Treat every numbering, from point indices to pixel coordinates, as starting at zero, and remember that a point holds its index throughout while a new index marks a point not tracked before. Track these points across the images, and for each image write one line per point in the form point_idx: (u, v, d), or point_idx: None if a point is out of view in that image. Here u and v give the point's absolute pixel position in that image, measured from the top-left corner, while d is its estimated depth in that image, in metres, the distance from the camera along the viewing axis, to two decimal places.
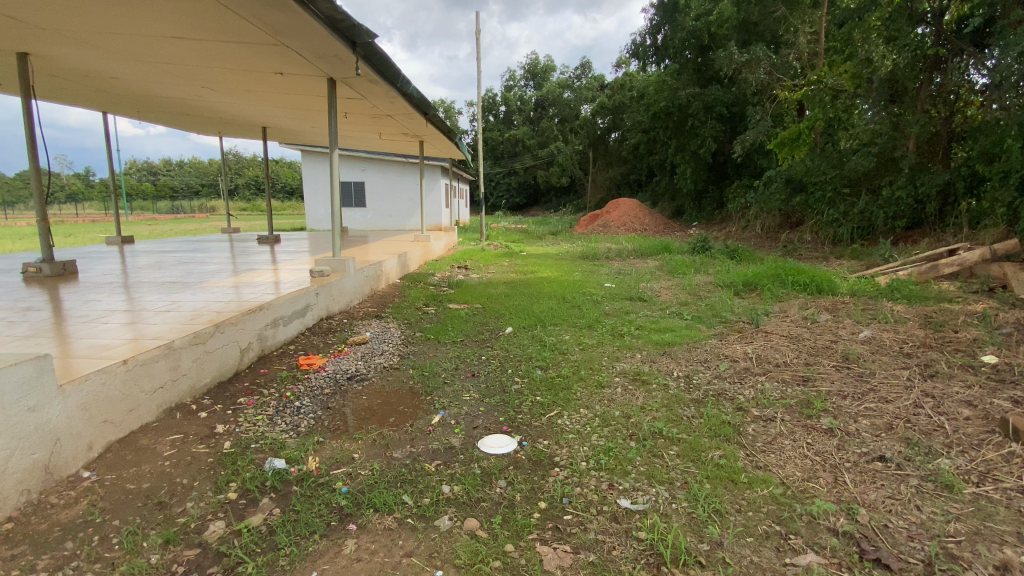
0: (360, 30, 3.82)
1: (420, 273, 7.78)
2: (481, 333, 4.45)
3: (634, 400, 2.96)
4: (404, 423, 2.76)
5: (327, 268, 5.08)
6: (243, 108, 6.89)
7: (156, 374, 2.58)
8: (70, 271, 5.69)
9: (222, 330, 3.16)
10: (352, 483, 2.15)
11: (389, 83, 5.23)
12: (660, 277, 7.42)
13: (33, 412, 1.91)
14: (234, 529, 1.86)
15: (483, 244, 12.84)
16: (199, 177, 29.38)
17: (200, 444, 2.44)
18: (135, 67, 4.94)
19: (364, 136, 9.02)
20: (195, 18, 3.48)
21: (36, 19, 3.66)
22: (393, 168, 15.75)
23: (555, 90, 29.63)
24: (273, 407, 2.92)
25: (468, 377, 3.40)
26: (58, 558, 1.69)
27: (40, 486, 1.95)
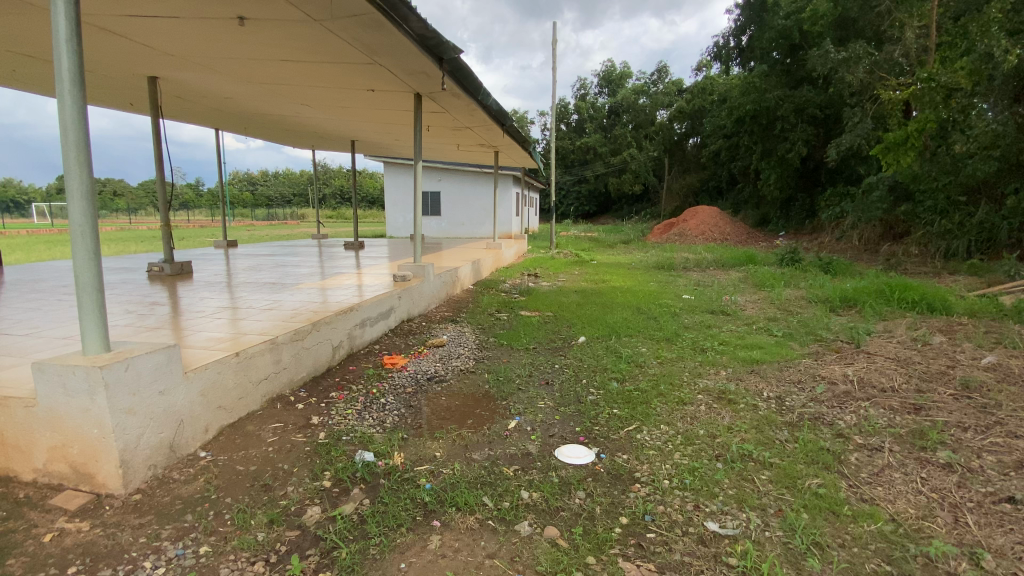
0: (447, 47, 3.97)
1: (492, 280, 7.93)
2: (554, 341, 4.44)
3: (720, 419, 2.82)
4: (481, 426, 2.81)
5: (409, 273, 5.31)
6: (335, 123, 7.39)
7: (262, 366, 2.83)
8: (187, 271, 6.37)
9: (318, 329, 3.40)
10: (435, 480, 2.23)
11: (471, 95, 5.39)
12: (744, 289, 7.03)
13: (163, 396, 2.16)
14: (330, 515, 1.99)
15: (554, 253, 12.82)
16: (291, 187, 31.92)
17: (298, 433, 2.63)
18: (246, 88, 5.47)
19: (443, 147, 9.37)
20: (301, 41, 3.80)
21: (169, 47, 4.17)
22: (468, 177, 16.22)
23: (630, 96, 29.20)
24: (361, 403, 3.09)
25: (542, 385, 3.41)
26: (180, 529, 1.88)
27: (164, 463, 2.19)
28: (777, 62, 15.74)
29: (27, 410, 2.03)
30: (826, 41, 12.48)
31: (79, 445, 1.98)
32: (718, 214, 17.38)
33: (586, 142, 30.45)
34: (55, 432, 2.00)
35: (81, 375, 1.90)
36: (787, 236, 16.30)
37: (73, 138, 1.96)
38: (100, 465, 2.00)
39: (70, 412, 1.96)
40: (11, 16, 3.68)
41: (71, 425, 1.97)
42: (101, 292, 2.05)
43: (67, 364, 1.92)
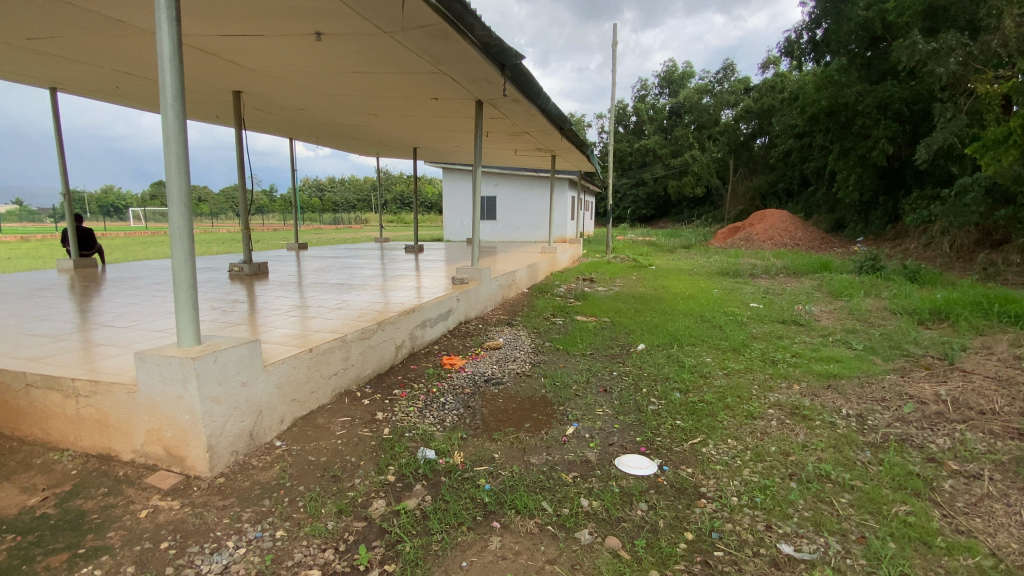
0: (510, 54, 4.01)
1: (547, 284, 7.91)
2: (612, 348, 4.37)
3: (794, 436, 2.66)
4: (539, 430, 2.81)
5: (467, 276, 5.40)
6: (399, 131, 7.67)
7: (332, 362, 2.97)
8: (264, 271, 6.82)
9: (383, 328, 3.54)
10: (494, 481, 2.25)
11: (531, 101, 5.42)
12: (818, 299, 6.60)
13: (245, 387, 2.32)
14: (394, 509, 2.06)
15: (611, 257, 12.61)
16: (356, 192, 33.39)
17: (364, 428, 2.75)
18: (319, 99, 5.79)
19: (501, 152, 9.47)
20: (371, 53, 3.98)
21: (253, 63, 4.48)
22: (525, 182, 16.33)
23: (693, 96, 28.32)
24: (422, 401, 3.18)
25: (600, 393, 3.35)
26: (258, 513, 2.01)
27: (245, 449, 2.35)
28: (856, 55, 14.76)
29: (130, 395, 2.25)
30: (913, 32, 11.54)
31: (172, 430, 2.17)
32: (787, 218, 16.46)
33: (646, 144, 29.77)
34: (151, 416, 2.20)
35: (176, 365, 2.07)
36: (866, 242, 15.19)
37: (175, 146, 2.16)
38: (189, 449, 2.17)
39: (166, 398, 2.14)
40: (120, 39, 4.10)
41: (166, 411, 2.15)
42: (195, 288, 2.24)
43: (165, 354, 2.10)
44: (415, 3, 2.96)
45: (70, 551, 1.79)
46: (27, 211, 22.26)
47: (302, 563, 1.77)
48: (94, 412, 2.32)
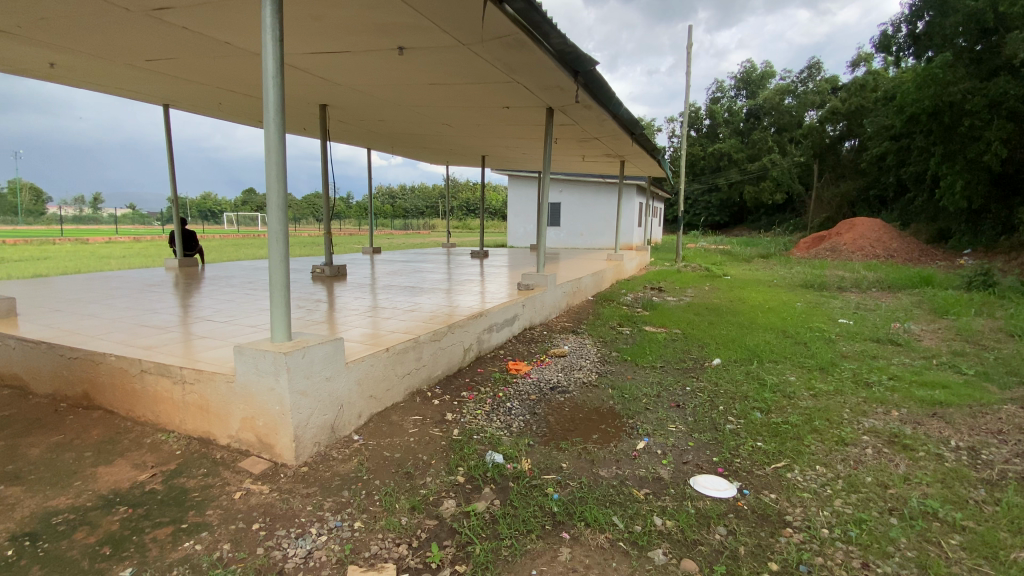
0: (584, 60, 3.99)
1: (613, 292, 7.75)
2: (684, 361, 4.20)
3: (892, 467, 2.43)
4: (608, 442, 2.75)
5: (533, 282, 5.41)
6: (471, 140, 7.87)
7: (406, 362, 3.09)
8: (342, 274, 7.23)
9: (453, 330, 3.63)
10: (563, 491, 2.23)
11: (602, 106, 5.36)
12: (918, 317, 6.00)
13: (328, 381, 2.46)
14: (464, 511, 2.09)
15: (680, 266, 12.15)
16: (424, 199, 34.53)
17: (435, 428, 2.83)
18: (397, 110, 6.07)
19: (569, 159, 9.44)
20: (449, 66, 4.12)
21: (339, 78, 4.77)
22: (591, 188, 16.17)
23: (773, 97, 26.89)
24: (490, 405, 3.22)
25: (672, 408, 3.23)
26: (339, 503, 2.12)
27: (326, 441, 2.48)
28: (963, 49, 13.39)
29: (228, 384, 2.45)
30: None
31: (264, 418, 2.33)
32: (881, 227, 15.13)
33: (719, 149, 28.53)
34: (246, 405, 2.38)
35: (270, 359, 2.24)
36: (974, 255, 13.66)
37: (275, 156, 2.34)
38: (278, 437, 2.32)
39: (260, 389, 2.31)
40: (225, 60, 4.52)
41: (259, 401, 2.32)
42: (287, 288, 2.41)
43: (261, 349, 2.27)
44: (494, 15, 3.03)
45: (175, 525, 1.97)
46: (139, 215, 24.94)
47: (378, 555, 1.84)
48: (196, 398, 2.55)
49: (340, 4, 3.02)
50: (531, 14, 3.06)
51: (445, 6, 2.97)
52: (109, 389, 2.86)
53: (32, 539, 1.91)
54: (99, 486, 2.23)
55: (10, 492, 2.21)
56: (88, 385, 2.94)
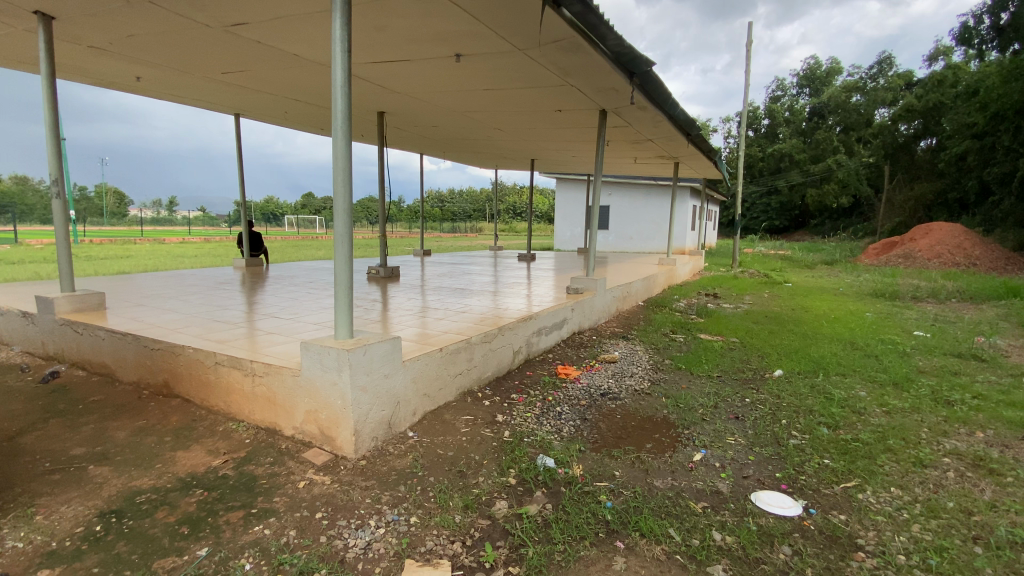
0: (640, 62, 3.93)
1: (664, 298, 7.57)
2: (742, 372, 4.04)
3: (978, 493, 2.24)
4: (662, 452, 2.69)
5: (582, 286, 5.36)
6: (521, 143, 7.91)
7: (458, 362, 3.14)
8: (396, 275, 7.46)
9: (503, 333, 3.66)
10: (616, 499, 2.20)
11: (657, 107, 5.25)
12: (1005, 331, 5.50)
13: (386, 379, 2.55)
14: (516, 513, 2.10)
15: (736, 272, 11.69)
16: (473, 203, 35.01)
17: (487, 429, 2.86)
18: (450, 115, 6.19)
19: (620, 161, 9.31)
20: (505, 71, 4.17)
21: (397, 86, 4.93)
22: (642, 191, 15.88)
23: (840, 94, 25.51)
24: (539, 408, 3.22)
25: (730, 420, 3.12)
26: (395, 497, 2.18)
27: (383, 436, 2.57)
28: None
29: (293, 378, 2.58)
30: None
31: (327, 412, 2.44)
32: (961, 233, 13.98)
33: (779, 149, 27.25)
34: (311, 399, 2.49)
35: (333, 355, 2.35)
36: None
37: (342, 164, 2.45)
38: (339, 431, 2.42)
39: (324, 384, 2.42)
40: (292, 70, 4.77)
41: (323, 394, 2.43)
42: (350, 288, 2.52)
43: (325, 345, 2.38)
44: (551, 19, 3.04)
45: (246, 510, 2.09)
46: (209, 218, 26.71)
47: (433, 551, 1.88)
48: (264, 391, 2.70)
49: (402, 14, 3.12)
50: (588, 17, 3.05)
51: (503, 12, 3.01)
52: (186, 379, 3.08)
53: (119, 516, 2.07)
54: (177, 470, 2.41)
55: (100, 471, 2.41)
56: (167, 374, 3.18)
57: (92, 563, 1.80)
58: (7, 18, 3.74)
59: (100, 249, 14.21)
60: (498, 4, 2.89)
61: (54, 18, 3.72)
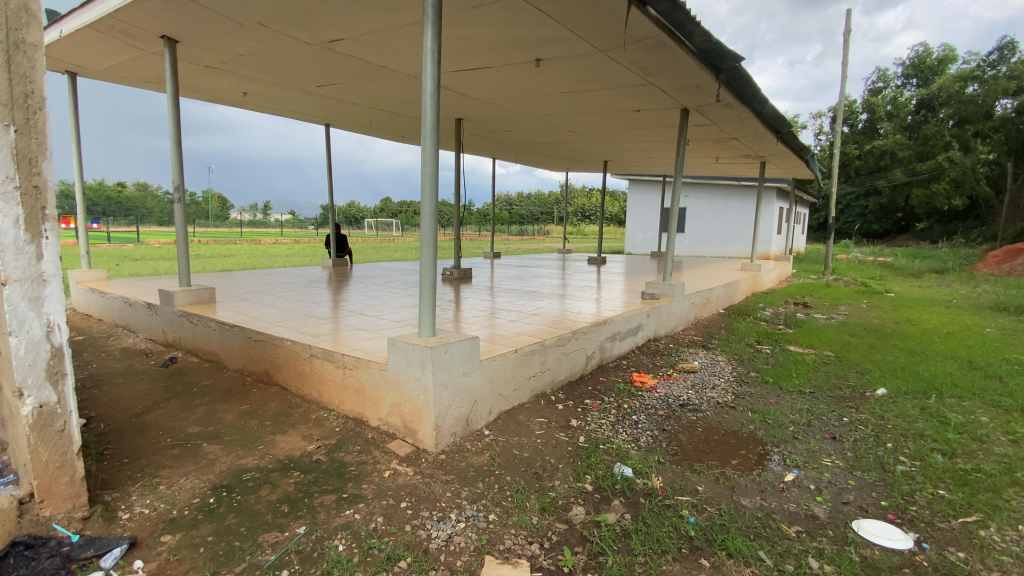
0: (728, 57, 3.76)
1: (747, 306, 7.15)
2: (839, 389, 3.73)
3: None
4: (749, 470, 2.54)
5: (658, 292, 5.19)
6: (596, 145, 7.81)
7: (532, 364, 3.16)
8: (469, 276, 7.64)
9: (577, 337, 3.63)
10: (699, 515, 2.11)
11: (744, 104, 4.98)
12: None
13: (465, 376, 2.62)
14: (594, 520, 2.08)
15: (829, 279, 10.79)
16: (542, 206, 35.07)
17: (561, 432, 2.85)
18: (525, 120, 6.25)
19: (701, 162, 8.91)
20: (585, 73, 4.15)
21: (476, 93, 5.06)
22: (722, 193, 15.15)
23: (952, 83, 22.04)
24: (615, 416, 3.16)
25: (826, 440, 2.89)
26: (474, 493, 2.23)
27: (461, 433, 2.64)
28: None
29: (380, 372, 2.72)
30: None
31: (410, 405, 2.54)
32: None
33: (879, 146, 24.86)
34: (396, 392, 2.62)
35: (418, 352, 2.45)
36: None
37: (429, 170, 2.55)
38: (421, 424, 2.52)
39: (407, 379, 2.54)
40: (379, 81, 5.04)
41: (407, 388, 2.54)
42: (434, 288, 2.61)
43: (410, 342, 2.49)
44: (636, 18, 2.98)
45: (337, 494, 2.23)
46: (298, 221, 28.81)
47: (511, 550, 1.90)
48: (353, 382, 2.87)
49: (486, 22, 3.19)
50: (675, 14, 2.96)
51: (586, 14, 2.99)
52: (283, 368, 3.34)
53: (229, 491, 2.29)
54: (277, 452, 2.62)
55: (212, 449, 2.68)
56: (267, 363, 3.46)
57: (207, 532, 2.00)
58: (142, 44, 4.25)
59: (206, 249, 15.75)
60: (582, 5, 2.87)
61: (178, 42, 4.18)
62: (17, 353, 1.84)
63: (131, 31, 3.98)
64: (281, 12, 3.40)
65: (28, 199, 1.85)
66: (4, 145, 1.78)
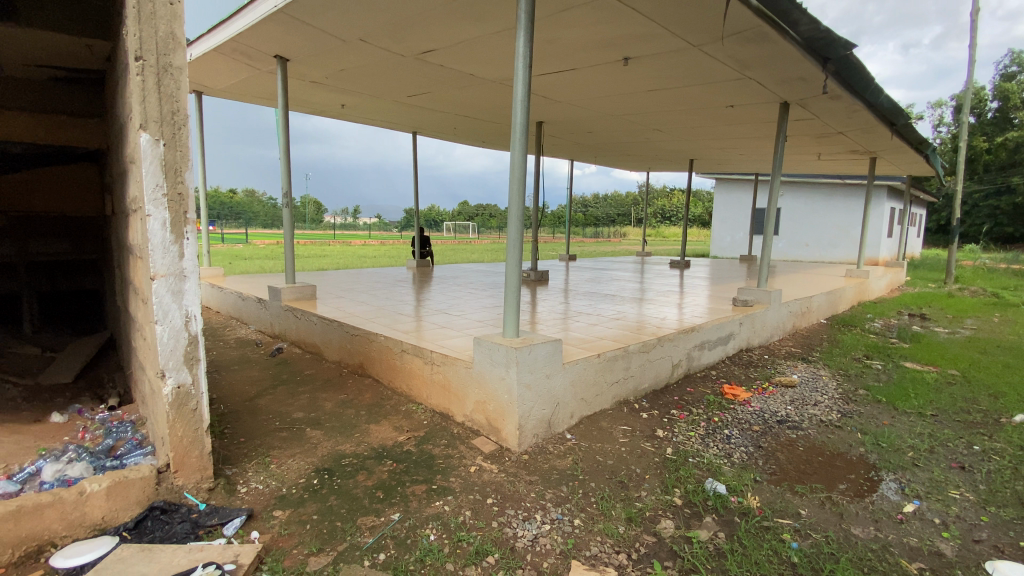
0: (839, 45, 3.46)
1: (852, 316, 6.51)
2: (968, 413, 3.28)
3: None
4: (860, 497, 2.31)
5: (751, 298, 4.87)
6: (682, 144, 7.50)
7: (616, 369, 3.10)
8: (546, 279, 7.63)
9: (662, 344, 3.50)
10: (802, 541, 1.95)
11: (854, 95, 4.55)
12: None
13: (548, 379, 2.62)
14: (685, 535, 1.99)
15: (952, 289, 9.55)
16: (619, 208, 34.33)
17: (647, 442, 2.77)
18: (608, 120, 6.15)
19: (799, 159, 8.26)
20: (675, 70, 4.01)
21: (560, 95, 5.06)
22: (821, 193, 13.97)
23: None
24: (704, 429, 3.01)
25: (953, 469, 2.56)
26: (559, 496, 2.23)
27: (544, 435, 2.64)
28: None
29: (466, 370, 2.79)
30: None
31: (494, 404, 2.59)
32: None
33: (1016, 138, 21.67)
34: (480, 390, 2.68)
35: (503, 352, 2.50)
36: None
37: (518, 174, 2.59)
38: (504, 424, 2.55)
39: (492, 378, 2.59)
40: (465, 89, 5.20)
41: (491, 387, 2.60)
42: (519, 290, 2.64)
43: (495, 342, 2.55)
44: (735, 10, 2.83)
45: (427, 485, 2.32)
46: (383, 224, 30.48)
47: (598, 558, 1.87)
48: (440, 378, 2.98)
49: (575, 24, 3.19)
50: (780, 3, 2.76)
51: (681, 9, 2.88)
52: (376, 362, 3.55)
53: (330, 474, 2.46)
54: (371, 440, 2.78)
55: (315, 434, 2.90)
56: (362, 357, 3.69)
57: (312, 510, 2.16)
58: (259, 63, 4.71)
59: (302, 249, 17.11)
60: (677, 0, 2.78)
61: (289, 60, 4.57)
62: (162, 339, 2.11)
63: (249, 52, 4.41)
64: (380, 27, 3.61)
65: (173, 205, 2.10)
66: (155, 157, 2.04)
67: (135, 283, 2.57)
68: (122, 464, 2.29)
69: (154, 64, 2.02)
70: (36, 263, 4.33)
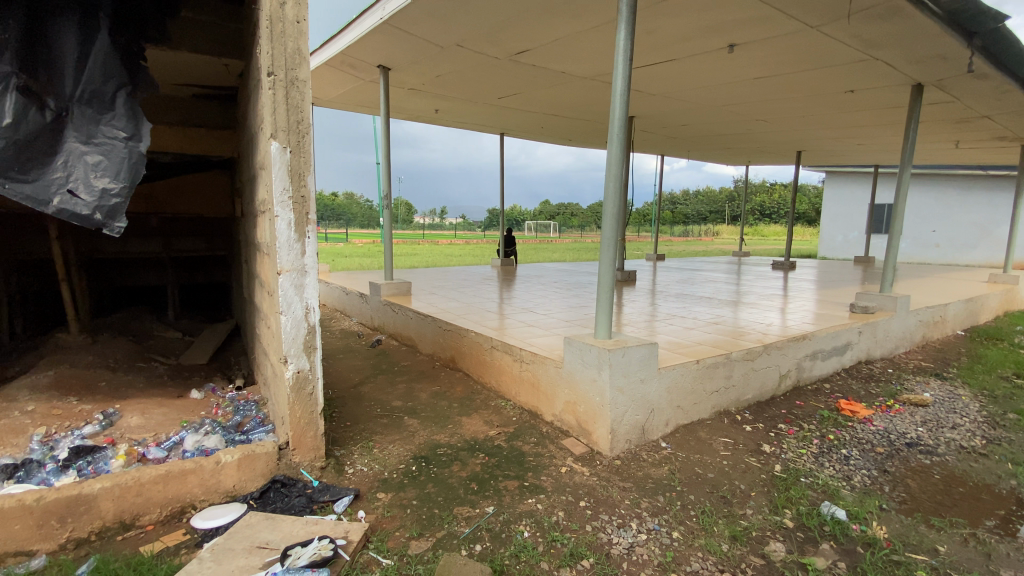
0: (992, 15, 3.00)
1: (997, 328, 5.64)
2: None
3: None
4: (1017, 538, 1.98)
5: (873, 305, 4.38)
6: (787, 134, 6.92)
7: (716, 378, 2.92)
8: (633, 279, 7.42)
9: (768, 352, 3.25)
10: None
11: (1008, 72, 3.93)
12: None
13: (642, 383, 2.54)
14: (798, 561, 1.83)
15: None
16: (711, 205, 32.51)
17: (751, 457, 2.58)
18: (705, 112, 5.84)
19: (930, 148, 7.30)
20: (787, 54, 3.70)
21: (655, 89, 4.90)
22: (955, 185, 12.26)
23: None
24: (818, 447, 2.75)
25: None
26: (655, 506, 2.15)
27: (637, 440, 2.56)
28: None
29: (556, 369, 2.78)
30: None
31: (585, 406, 2.56)
32: None
33: None
34: (571, 391, 2.66)
35: (595, 353, 2.45)
36: None
37: (614, 172, 2.54)
38: (596, 426, 2.51)
39: (584, 379, 2.55)
40: (556, 87, 5.20)
41: (583, 388, 2.56)
42: (613, 291, 2.58)
43: (588, 343, 2.51)
44: None
45: (519, 481, 2.35)
46: (468, 224, 31.38)
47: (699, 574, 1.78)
48: (530, 376, 3.00)
49: (676, 13, 3.06)
50: None
51: None
52: (467, 357, 3.65)
53: (427, 462, 2.57)
54: (464, 433, 2.87)
55: (412, 422, 3.05)
56: (454, 351, 3.82)
57: (412, 496, 2.27)
58: (363, 73, 5.04)
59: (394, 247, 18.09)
60: None
61: (390, 69, 4.85)
62: (285, 328, 2.33)
63: (356, 64, 4.74)
64: (477, 31, 3.71)
65: (297, 206, 2.31)
66: (283, 163, 2.25)
67: (261, 277, 2.86)
68: (248, 438, 2.56)
69: (283, 78, 2.22)
70: (178, 259, 4.97)
